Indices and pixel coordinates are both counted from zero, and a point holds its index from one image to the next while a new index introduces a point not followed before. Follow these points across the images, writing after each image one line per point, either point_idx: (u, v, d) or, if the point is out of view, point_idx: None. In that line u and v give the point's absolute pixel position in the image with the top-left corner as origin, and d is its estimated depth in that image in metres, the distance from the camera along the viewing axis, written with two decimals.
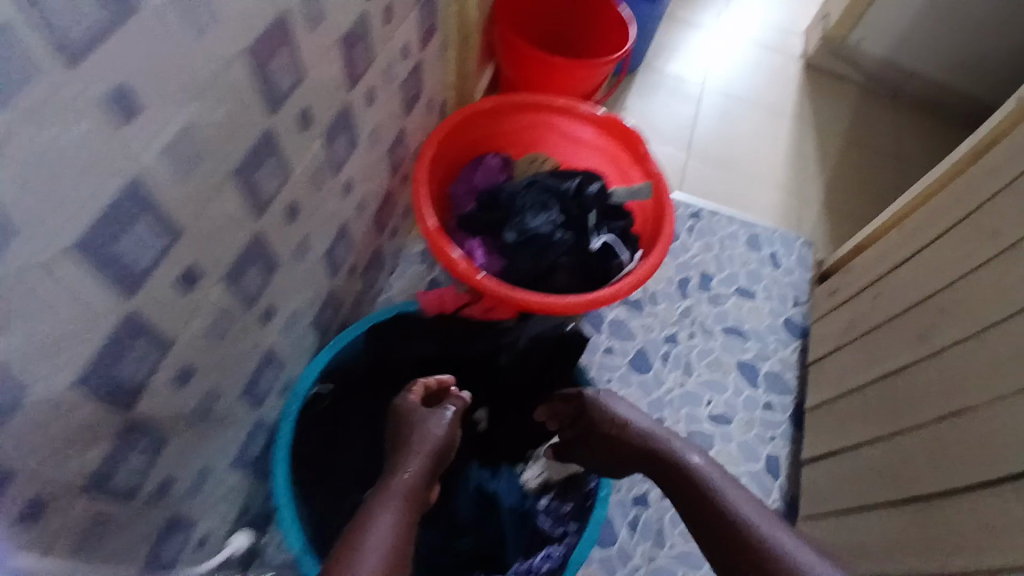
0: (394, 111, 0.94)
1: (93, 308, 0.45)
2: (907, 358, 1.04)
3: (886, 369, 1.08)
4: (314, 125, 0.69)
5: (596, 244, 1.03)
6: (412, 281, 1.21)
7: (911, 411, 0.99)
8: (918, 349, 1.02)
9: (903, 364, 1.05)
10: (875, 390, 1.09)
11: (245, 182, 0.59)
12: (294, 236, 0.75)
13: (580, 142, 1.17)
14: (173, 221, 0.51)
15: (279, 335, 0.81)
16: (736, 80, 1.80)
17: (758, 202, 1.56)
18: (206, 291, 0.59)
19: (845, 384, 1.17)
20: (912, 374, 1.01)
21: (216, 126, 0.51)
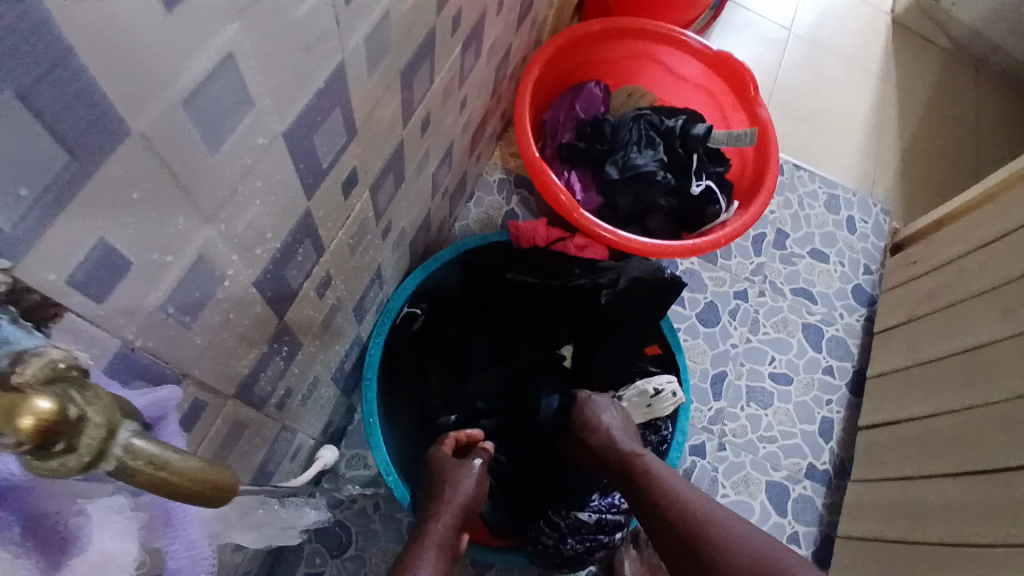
0: (509, 24, 0.88)
1: (284, 202, 0.42)
2: (991, 333, 0.98)
3: (964, 342, 1.03)
4: (456, 31, 0.65)
5: (696, 188, 0.98)
6: (490, 211, 1.17)
7: (988, 385, 0.95)
8: (1006, 324, 0.96)
9: (983, 340, 0.99)
10: (949, 363, 1.04)
11: (404, 84, 0.56)
12: (419, 149, 0.71)
13: (683, 79, 1.11)
14: (352, 114, 0.47)
15: (388, 252, 0.79)
16: (824, 28, 1.70)
17: (838, 161, 1.50)
18: (356, 197, 0.57)
19: (915, 355, 1.12)
20: (997, 350, 0.96)
21: (403, 17, 0.48)
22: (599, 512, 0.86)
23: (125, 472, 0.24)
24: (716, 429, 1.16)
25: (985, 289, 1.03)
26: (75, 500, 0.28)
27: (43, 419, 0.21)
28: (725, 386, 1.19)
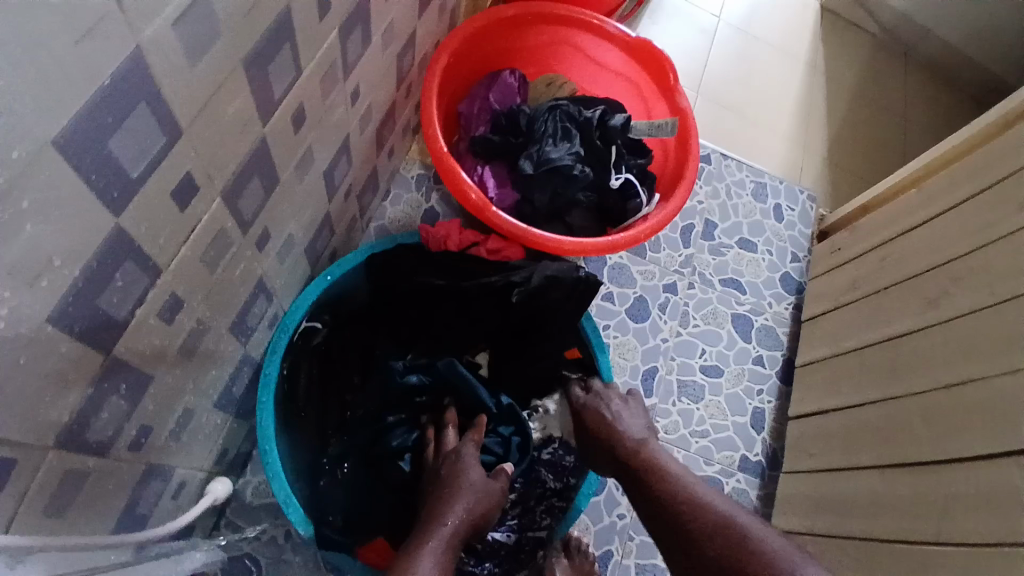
0: (409, 8, 0.81)
1: (70, 219, 0.35)
2: (911, 324, 0.98)
3: (886, 333, 1.03)
4: (334, 15, 0.57)
5: (615, 180, 0.93)
6: (407, 209, 1.10)
7: (909, 377, 0.96)
8: (925, 316, 0.97)
9: (903, 329, 1.00)
10: (872, 354, 1.04)
11: (258, 80, 0.48)
12: (299, 148, 0.63)
13: (604, 67, 1.05)
14: (172, 110, 0.39)
15: (272, 261, 0.71)
16: (754, 16, 1.69)
17: (766, 151, 1.50)
18: (203, 209, 0.49)
19: (839, 344, 1.12)
20: (916, 342, 0.96)
21: (236, 0, 0.40)
22: (517, 530, 0.85)
23: None
24: None
25: (902, 278, 1.04)
26: None
27: None
28: (656, 383, 1.17)
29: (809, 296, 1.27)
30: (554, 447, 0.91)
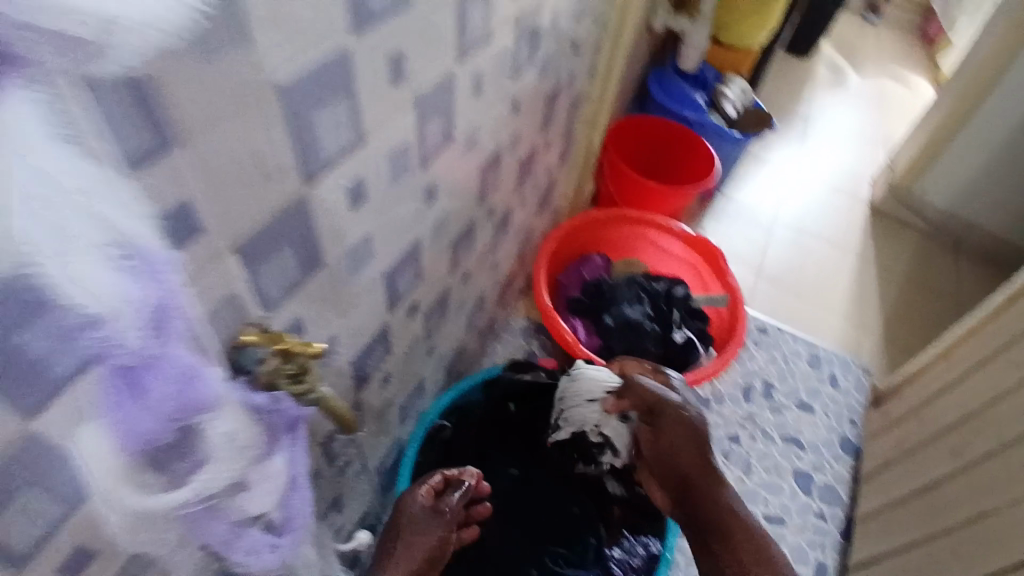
0: (531, 211, 1.23)
1: (376, 312, 0.71)
2: (943, 470, 1.12)
3: (926, 480, 1.16)
4: (490, 215, 0.98)
5: (678, 336, 1.23)
6: (515, 349, 1.43)
7: (942, 515, 1.08)
8: (953, 462, 1.11)
9: (939, 475, 1.13)
10: (917, 499, 1.16)
11: (451, 247, 0.86)
12: (460, 291, 1.01)
13: (670, 254, 1.41)
14: (419, 262, 0.77)
15: (431, 367, 1.05)
16: (807, 216, 2.05)
17: (824, 326, 1.74)
18: (413, 319, 0.85)
19: (891, 494, 1.25)
20: (947, 484, 1.09)
21: (453, 209, 0.80)
22: None
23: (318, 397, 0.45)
24: None
25: (938, 431, 1.19)
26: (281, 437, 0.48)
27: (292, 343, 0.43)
28: None
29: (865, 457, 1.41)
30: (622, 550, 1.10)
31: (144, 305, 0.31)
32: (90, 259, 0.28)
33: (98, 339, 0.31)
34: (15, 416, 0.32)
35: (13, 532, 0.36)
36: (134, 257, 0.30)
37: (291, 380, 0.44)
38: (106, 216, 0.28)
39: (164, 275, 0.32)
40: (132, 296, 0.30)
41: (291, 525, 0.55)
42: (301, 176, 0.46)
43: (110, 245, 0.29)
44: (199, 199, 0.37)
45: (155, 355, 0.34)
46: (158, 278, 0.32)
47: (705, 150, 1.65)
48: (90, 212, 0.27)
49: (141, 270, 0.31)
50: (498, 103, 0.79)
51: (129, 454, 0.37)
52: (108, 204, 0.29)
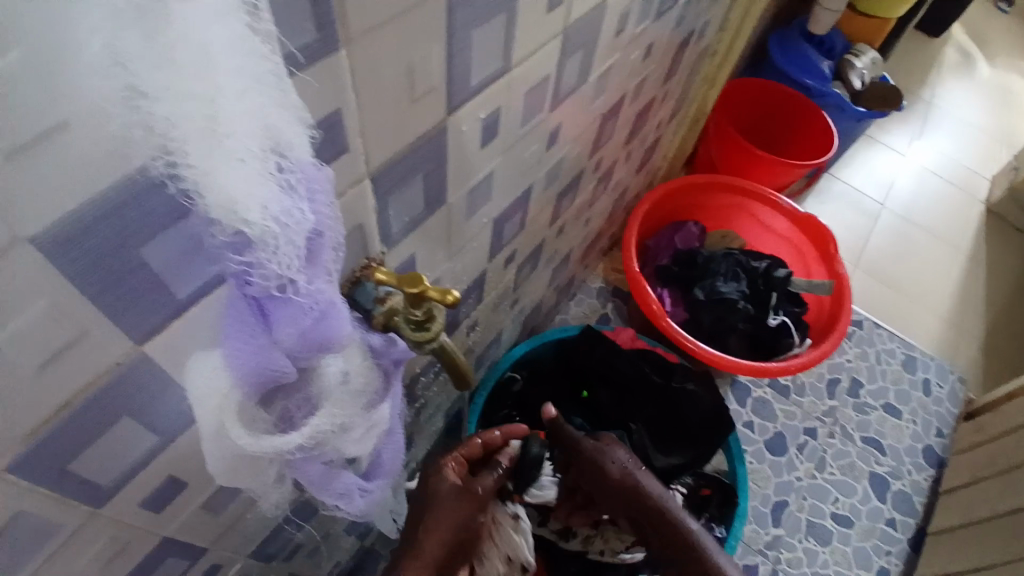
0: (632, 168, 1.14)
1: (477, 258, 0.66)
2: None
3: (1010, 506, 1.07)
4: (597, 167, 0.91)
5: (773, 320, 1.14)
6: (589, 310, 1.36)
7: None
8: None
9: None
10: (999, 523, 1.08)
11: (555, 197, 0.80)
12: (551, 245, 0.95)
13: (771, 231, 1.31)
14: (525, 209, 0.72)
15: (510, 319, 1.01)
16: (918, 207, 1.85)
17: (920, 326, 1.58)
18: (507, 269, 0.80)
19: (971, 514, 1.16)
20: None
21: (566, 156, 0.73)
22: None
23: (442, 346, 0.43)
24: (771, 553, 1.20)
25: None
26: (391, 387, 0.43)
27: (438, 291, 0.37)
28: (785, 515, 1.24)
29: (949, 469, 1.30)
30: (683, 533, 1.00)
31: (300, 233, 0.26)
32: (255, 185, 0.23)
33: (246, 262, 0.26)
34: (125, 339, 0.29)
35: (101, 464, 0.33)
36: (295, 171, 0.25)
37: (414, 327, 0.40)
38: (276, 132, 0.24)
39: (316, 198, 0.27)
40: (290, 221, 0.26)
41: (380, 471, 0.51)
42: (444, 104, 0.41)
43: (271, 162, 0.24)
44: (349, 111, 0.33)
45: (301, 287, 0.29)
46: (312, 195, 0.27)
47: (822, 120, 1.47)
48: (258, 127, 0.23)
49: (298, 191, 0.26)
50: (633, 52, 0.72)
51: (246, 390, 0.31)
52: (281, 122, 0.24)
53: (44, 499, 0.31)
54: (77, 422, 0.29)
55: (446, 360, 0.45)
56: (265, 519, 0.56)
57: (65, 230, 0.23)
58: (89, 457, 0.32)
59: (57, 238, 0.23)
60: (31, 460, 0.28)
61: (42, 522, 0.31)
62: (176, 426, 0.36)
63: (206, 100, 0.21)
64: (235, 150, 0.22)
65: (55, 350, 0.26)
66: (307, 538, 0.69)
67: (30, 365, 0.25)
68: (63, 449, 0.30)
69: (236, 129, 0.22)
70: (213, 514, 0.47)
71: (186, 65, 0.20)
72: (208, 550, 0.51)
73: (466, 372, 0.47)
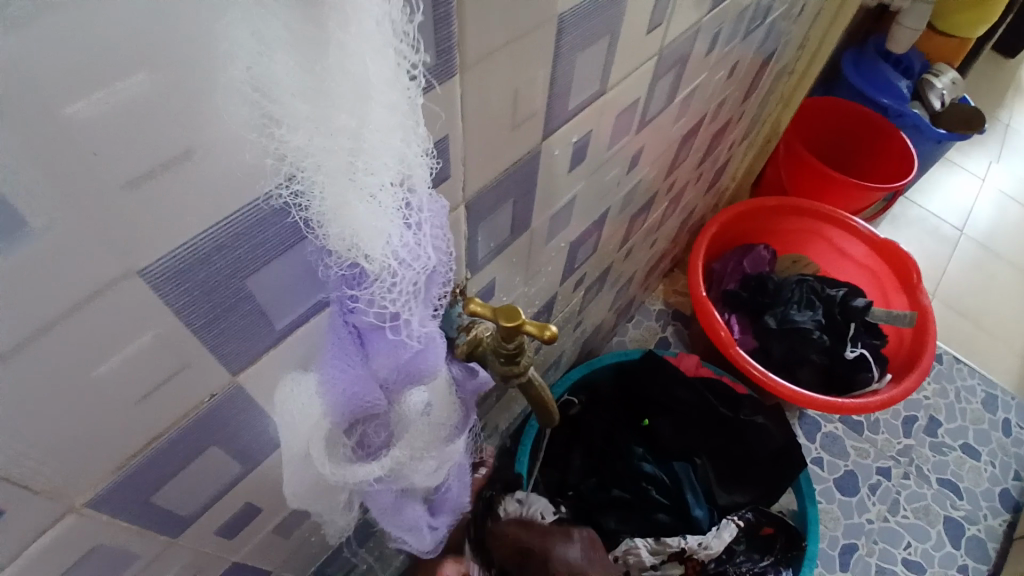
0: (701, 188, 1.10)
1: (548, 281, 0.64)
2: None
3: None
4: (670, 189, 0.88)
5: (850, 352, 1.08)
6: (646, 333, 1.31)
7: None
8: None
9: None
10: None
11: (627, 219, 0.77)
12: (617, 267, 0.92)
13: (848, 257, 1.24)
14: (600, 232, 0.70)
15: (570, 341, 0.98)
16: (1000, 234, 1.67)
17: (1000, 362, 1.39)
18: (573, 292, 0.78)
19: None
20: None
21: (643, 178, 0.70)
22: None
23: (531, 380, 0.40)
24: None
25: None
26: (469, 418, 0.42)
27: (535, 325, 0.35)
28: (854, 559, 1.09)
29: None
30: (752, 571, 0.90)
31: (419, 277, 0.26)
32: (380, 220, 0.23)
33: (359, 294, 0.26)
34: (221, 371, 0.28)
35: (187, 494, 0.32)
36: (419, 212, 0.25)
37: (502, 361, 0.38)
38: (409, 172, 0.23)
39: (438, 239, 0.27)
40: (411, 264, 0.25)
41: (445, 508, 0.48)
42: (541, 129, 0.39)
43: (400, 201, 0.24)
44: (455, 137, 0.31)
45: (410, 329, 0.28)
46: (435, 235, 0.27)
47: (897, 137, 1.37)
48: (394, 168, 0.22)
49: (422, 231, 0.26)
50: (718, 72, 0.69)
51: (336, 419, 0.30)
52: (416, 160, 0.23)
53: (124, 530, 0.30)
54: (166, 454, 0.28)
55: (530, 394, 0.42)
56: (327, 542, 0.55)
57: (175, 262, 0.22)
58: (172, 488, 0.31)
59: (165, 270, 0.22)
60: (116, 493, 0.28)
61: (120, 552, 0.31)
62: (260, 454, 0.35)
63: (353, 131, 0.21)
64: (369, 184, 0.22)
65: (153, 385, 0.25)
66: (362, 560, 0.68)
67: (129, 399, 0.24)
68: (147, 480, 0.29)
69: (375, 164, 0.22)
70: (283, 538, 0.46)
71: (342, 101, 0.20)
72: (274, 573, 0.50)
73: (551, 410, 0.45)
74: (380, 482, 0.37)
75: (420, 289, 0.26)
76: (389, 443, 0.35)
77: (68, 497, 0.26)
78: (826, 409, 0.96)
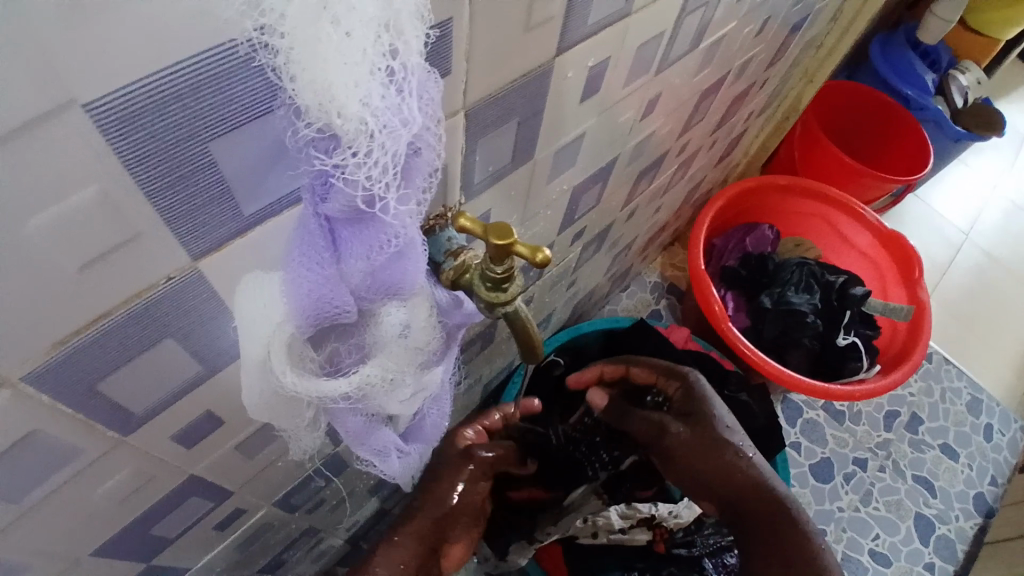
0: (713, 158, 1.07)
1: (543, 231, 0.62)
2: None
3: None
4: (681, 151, 0.84)
5: (842, 339, 1.07)
6: (639, 303, 1.29)
7: None
8: None
9: None
10: None
11: (634, 175, 0.74)
12: (618, 229, 0.89)
13: (852, 247, 1.21)
14: (605, 185, 0.68)
15: (560, 302, 0.96)
16: (1005, 241, 1.64)
17: (989, 368, 1.38)
18: (570, 247, 0.75)
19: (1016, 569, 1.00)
20: None
21: (656, 131, 0.67)
22: None
23: (514, 315, 0.38)
24: None
25: None
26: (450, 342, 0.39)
27: (526, 250, 0.33)
28: None
29: (1000, 521, 1.13)
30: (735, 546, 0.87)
31: (403, 144, 0.23)
32: (357, 69, 0.20)
33: (332, 164, 0.23)
34: (180, 253, 0.25)
35: (138, 391, 0.30)
36: (408, 71, 0.22)
37: (490, 288, 0.35)
38: (394, 13, 0.21)
39: (426, 102, 0.24)
40: (393, 130, 0.22)
41: (418, 435, 0.45)
42: (556, 42, 0.36)
43: (383, 50, 0.21)
44: (460, 23, 0.28)
45: (387, 208, 0.25)
46: (423, 102, 0.24)
47: (917, 133, 1.32)
48: (375, 4, 0.20)
49: (410, 92, 0.23)
50: (746, 26, 0.65)
51: (300, 325, 0.28)
52: (403, 3, 0.21)
53: (68, 418, 0.28)
54: (115, 337, 0.26)
55: (515, 328, 0.40)
56: (293, 470, 0.53)
57: (130, 102, 0.19)
58: (123, 379, 0.29)
59: (118, 111, 0.19)
60: (57, 374, 0.25)
61: (63, 444, 0.29)
62: (222, 356, 0.33)
63: None
64: (345, 18, 0.20)
65: (99, 252, 0.23)
66: (329, 494, 0.66)
67: (68, 265, 0.22)
68: (94, 364, 0.26)
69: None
70: (246, 458, 0.45)
71: None
72: (235, 493, 0.48)
73: (536, 348, 0.42)
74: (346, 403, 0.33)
75: (402, 162, 0.24)
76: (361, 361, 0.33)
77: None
78: (813, 392, 0.95)
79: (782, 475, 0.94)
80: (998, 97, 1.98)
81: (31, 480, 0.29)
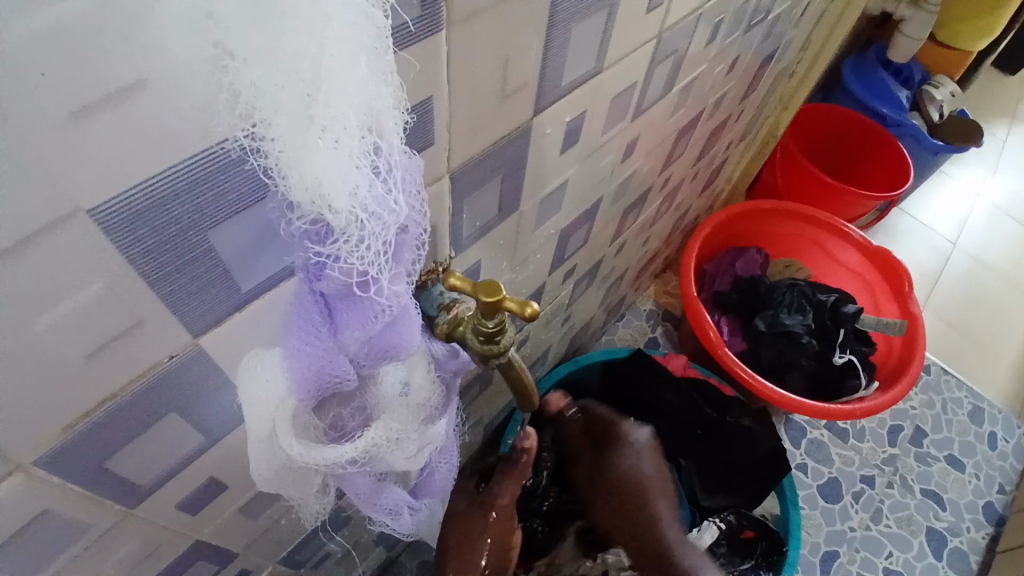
0: (697, 187, 1.09)
1: (534, 274, 0.63)
2: None
3: None
4: (666, 184, 0.87)
5: (839, 358, 1.07)
6: (636, 332, 1.30)
7: None
8: None
9: None
10: None
11: (620, 210, 0.76)
12: (609, 262, 0.91)
13: (842, 264, 1.23)
14: (592, 223, 0.69)
15: (557, 337, 0.97)
16: (992, 248, 1.67)
17: (988, 376, 1.38)
18: (561, 285, 0.77)
19: None
20: None
21: (638, 170, 0.69)
22: None
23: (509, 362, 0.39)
24: None
25: None
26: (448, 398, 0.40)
27: (516, 302, 0.34)
28: (835, 567, 1.08)
29: (1012, 530, 1.11)
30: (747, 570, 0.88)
31: (390, 230, 0.25)
32: (344, 169, 0.22)
33: (326, 252, 0.25)
34: (182, 331, 0.26)
35: (144, 466, 0.31)
36: (391, 165, 0.24)
37: (482, 341, 0.36)
38: (376, 116, 0.22)
39: (408, 188, 0.26)
40: (381, 217, 0.24)
41: (429, 490, 0.46)
42: (532, 103, 0.38)
43: (367, 148, 0.22)
44: (439, 99, 0.30)
45: (380, 288, 0.27)
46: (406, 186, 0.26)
47: (896, 150, 1.36)
48: (359, 113, 0.21)
49: (394, 182, 0.24)
50: (718, 65, 0.68)
51: (304, 395, 0.29)
52: (383, 104, 0.22)
53: (78, 496, 0.29)
54: (120, 417, 0.27)
55: (510, 377, 0.41)
56: (299, 526, 0.53)
57: (129, 205, 0.21)
58: (130, 456, 0.29)
59: (120, 214, 0.21)
60: (67, 456, 0.26)
61: (73, 523, 0.30)
62: (225, 424, 0.34)
63: (308, 55, 0.19)
64: (332, 127, 0.21)
65: (106, 338, 0.24)
66: (335, 548, 0.66)
67: (81, 352, 0.23)
68: (104, 442, 0.27)
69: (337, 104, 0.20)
70: (250, 518, 0.45)
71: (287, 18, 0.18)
72: (241, 555, 0.48)
73: (530, 394, 0.43)
74: (354, 466, 0.34)
75: (390, 244, 0.25)
76: (363, 425, 0.34)
77: (12, 457, 0.24)
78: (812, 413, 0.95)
79: (790, 496, 0.92)
80: (974, 109, 2.03)
81: (39, 560, 0.30)
